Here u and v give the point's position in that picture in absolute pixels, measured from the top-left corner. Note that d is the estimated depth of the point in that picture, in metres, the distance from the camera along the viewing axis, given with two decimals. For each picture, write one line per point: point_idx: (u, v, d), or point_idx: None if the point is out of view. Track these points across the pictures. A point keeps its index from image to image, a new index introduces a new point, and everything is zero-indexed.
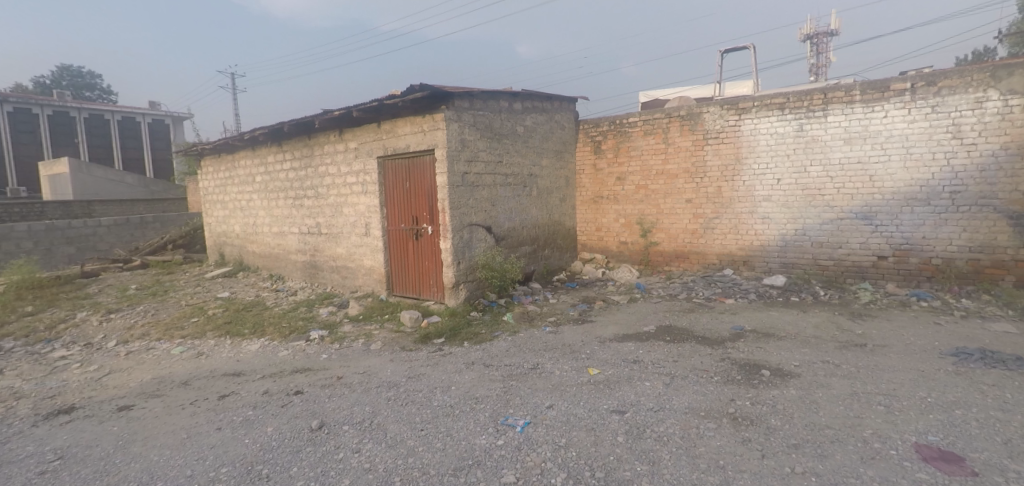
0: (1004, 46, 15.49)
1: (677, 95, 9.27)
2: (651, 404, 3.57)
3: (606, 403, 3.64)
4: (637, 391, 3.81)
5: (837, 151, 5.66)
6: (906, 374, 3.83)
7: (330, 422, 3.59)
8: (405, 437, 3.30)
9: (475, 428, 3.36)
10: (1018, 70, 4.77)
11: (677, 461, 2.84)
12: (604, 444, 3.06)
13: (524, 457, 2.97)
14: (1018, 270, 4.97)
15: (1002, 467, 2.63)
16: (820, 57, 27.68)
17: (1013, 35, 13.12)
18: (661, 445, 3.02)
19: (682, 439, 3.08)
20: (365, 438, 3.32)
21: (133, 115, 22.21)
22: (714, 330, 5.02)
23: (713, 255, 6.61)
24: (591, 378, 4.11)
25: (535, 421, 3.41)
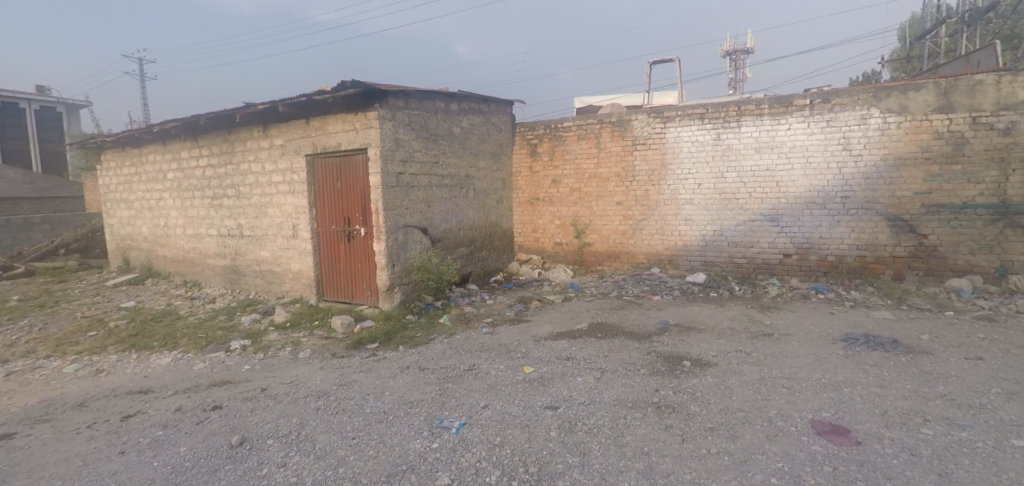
0: (890, 71, 17.98)
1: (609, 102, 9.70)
2: (583, 399, 3.70)
3: (539, 399, 3.72)
4: (570, 386, 3.94)
5: (749, 159, 6.21)
6: (806, 359, 4.29)
7: (253, 437, 3.36)
8: (335, 446, 3.16)
9: (409, 433, 3.30)
10: (894, 92, 5.52)
11: (607, 450, 2.98)
12: (537, 440, 3.14)
13: (459, 458, 2.96)
14: (895, 264, 5.73)
15: (879, 435, 3.02)
16: (738, 72, 30.39)
17: (899, 62, 15.27)
18: (591, 437, 3.15)
19: (611, 430, 3.23)
20: (291, 451, 3.14)
21: (17, 100, 19.26)
22: (643, 325, 5.32)
23: (641, 255, 6.98)
24: (527, 376, 4.19)
25: (471, 422, 3.41)
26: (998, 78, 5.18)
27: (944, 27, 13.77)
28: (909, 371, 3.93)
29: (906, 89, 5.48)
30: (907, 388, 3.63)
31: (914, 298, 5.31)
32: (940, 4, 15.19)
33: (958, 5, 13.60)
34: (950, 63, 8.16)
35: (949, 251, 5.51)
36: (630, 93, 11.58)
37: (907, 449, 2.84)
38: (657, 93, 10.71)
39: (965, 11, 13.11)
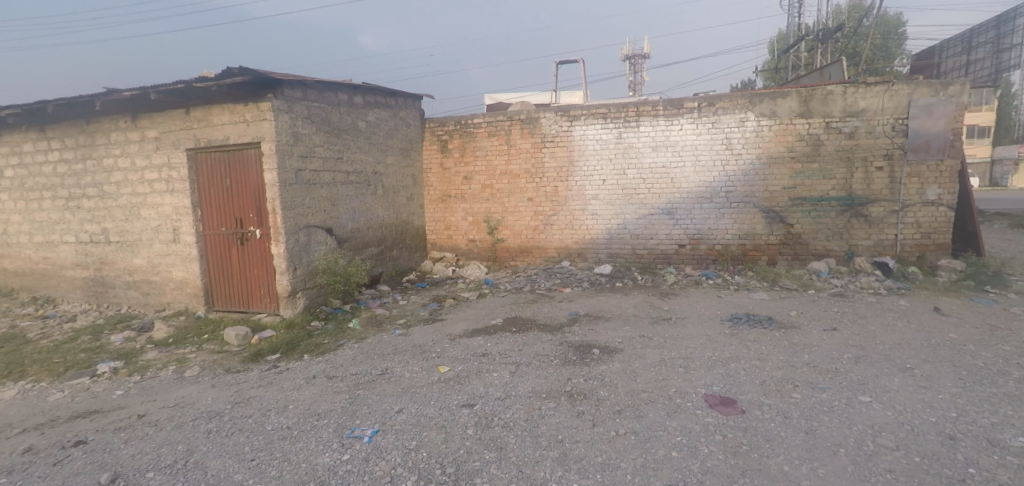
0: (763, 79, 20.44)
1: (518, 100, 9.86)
2: (499, 393, 3.72)
3: (455, 398, 3.68)
4: (486, 382, 3.95)
5: (647, 157, 6.66)
6: (699, 339, 4.71)
7: (128, 472, 2.92)
8: (231, 471, 2.85)
9: (317, 447, 3.07)
10: (765, 98, 6.24)
11: (523, 442, 3.02)
12: (454, 439, 3.08)
13: (373, 467, 2.82)
14: (769, 251, 6.50)
15: (758, 402, 3.40)
16: (635, 75, 32.74)
17: (770, 72, 17.40)
18: (508, 431, 3.16)
19: (527, 422, 3.28)
20: (177, 482, 2.78)
21: None
22: (555, 317, 5.48)
23: (552, 249, 7.20)
24: (443, 376, 4.12)
25: (385, 429, 3.26)
26: (844, 89, 6.07)
27: (802, 43, 15.93)
28: (782, 344, 4.48)
29: (775, 96, 6.23)
30: (781, 359, 4.13)
31: (785, 279, 6.06)
32: (799, 21, 17.46)
33: (812, 23, 15.73)
34: (809, 74, 9.41)
35: (811, 238, 6.38)
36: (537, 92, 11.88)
37: (781, 413, 3.23)
38: (563, 92, 11.10)
39: (818, 31, 15.27)
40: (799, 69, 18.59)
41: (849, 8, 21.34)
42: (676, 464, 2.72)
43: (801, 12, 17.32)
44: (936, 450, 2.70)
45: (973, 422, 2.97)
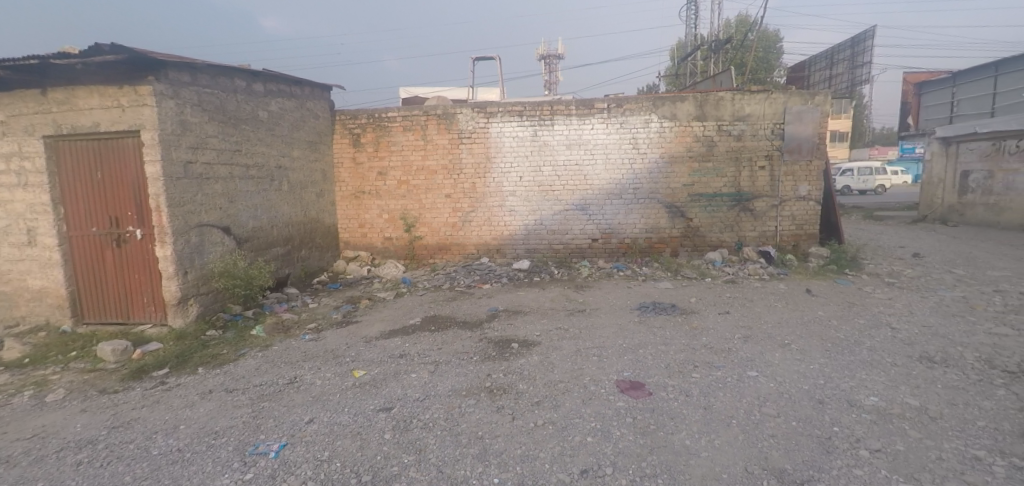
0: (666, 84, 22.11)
1: (434, 94, 9.69)
2: (418, 394, 3.46)
3: (371, 403, 3.35)
4: (404, 384, 3.63)
5: (561, 154, 6.88)
6: (611, 327, 4.89)
7: None
8: None
9: (214, 469, 2.70)
10: (667, 101, 6.71)
11: (442, 443, 2.85)
12: (371, 445, 2.85)
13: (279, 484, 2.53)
14: (671, 243, 7.02)
15: (665, 384, 3.57)
16: (549, 75, 33.88)
17: (671, 77, 18.86)
18: (428, 431, 2.97)
19: (447, 421, 3.09)
20: None
21: None
22: (474, 313, 5.40)
23: (471, 246, 7.19)
24: (357, 381, 3.74)
25: (293, 441, 2.93)
26: (732, 96, 6.72)
27: (698, 52, 17.42)
28: (685, 328, 4.84)
29: (675, 100, 6.72)
30: (684, 342, 4.43)
31: (686, 269, 6.58)
32: (695, 32, 19.00)
33: (706, 35, 17.21)
34: (705, 80, 10.25)
35: (707, 231, 6.98)
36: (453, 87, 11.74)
37: (683, 392, 3.42)
38: (479, 89, 11.08)
39: (711, 42, 16.80)
40: (695, 76, 20.22)
41: (735, 23, 23.62)
42: (591, 448, 2.75)
43: (696, 23, 18.85)
44: (809, 413, 3.07)
45: (836, 387, 3.42)
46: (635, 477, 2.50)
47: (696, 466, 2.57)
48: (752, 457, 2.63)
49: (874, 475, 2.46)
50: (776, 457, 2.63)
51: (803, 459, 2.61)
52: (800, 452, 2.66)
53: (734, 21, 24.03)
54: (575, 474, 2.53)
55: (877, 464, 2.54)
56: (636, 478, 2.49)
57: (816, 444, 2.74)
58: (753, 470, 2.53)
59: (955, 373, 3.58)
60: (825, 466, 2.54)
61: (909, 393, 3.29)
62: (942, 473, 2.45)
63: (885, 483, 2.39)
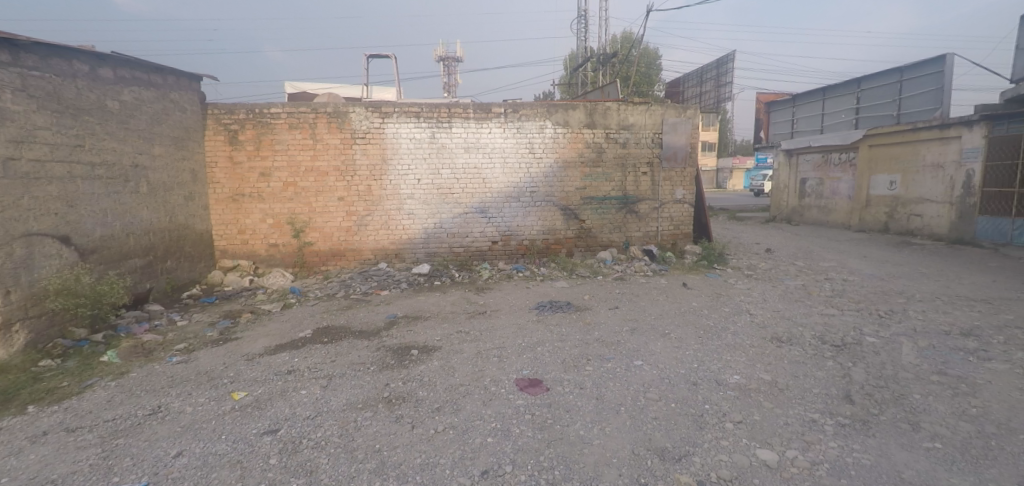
0: (561, 91, 23.12)
1: (324, 91, 9.14)
2: (308, 412, 3.20)
3: (254, 427, 3.04)
4: (292, 402, 3.34)
5: (460, 157, 6.86)
6: (510, 328, 4.94)
7: None
8: None
9: None
10: (559, 109, 7.01)
11: (335, 461, 2.66)
12: (253, 473, 2.57)
13: None
14: (567, 244, 7.32)
15: (562, 379, 3.68)
16: (447, 77, 33.81)
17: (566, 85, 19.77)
18: (319, 451, 2.76)
19: (341, 437, 2.89)
20: None
21: None
22: (371, 321, 5.14)
23: (367, 251, 6.87)
24: (236, 404, 3.37)
25: (157, 480, 2.55)
26: (618, 106, 7.18)
27: (589, 63, 18.46)
28: (579, 324, 5.05)
29: (567, 107, 7.04)
30: (578, 338, 4.62)
31: (580, 268, 6.89)
32: (585, 44, 20.08)
33: (595, 48, 18.32)
34: (594, 90, 10.85)
35: (599, 231, 7.38)
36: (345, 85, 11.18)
37: (578, 385, 3.57)
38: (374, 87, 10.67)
39: (600, 55, 17.90)
40: (586, 86, 21.38)
41: (620, 39, 25.38)
42: (491, 448, 2.75)
43: (587, 37, 19.91)
44: (686, 395, 3.36)
45: (708, 369, 3.79)
46: (533, 472, 2.54)
47: (589, 454, 2.68)
48: (639, 440, 2.81)
49: (738, 444, 2.75)
50: (658, 437, 2.84)
51: (681, 437, 2.84)
52: (679, 431, 2.90)
53: (620, 37, 25.83)
54: (475, 477, 2.51)
55: (740, 434, 2.85)
56: (535, 473, 2.53)
57: (692, 422, 3.00)
58: (640, 452, 2.70)
59: (798, 349, 4.15)
60: (700, 441, 2.79)
61: (764, 369, 3.75)
62: (790, 436, 2.81)
63: (748, 451, 2.69)
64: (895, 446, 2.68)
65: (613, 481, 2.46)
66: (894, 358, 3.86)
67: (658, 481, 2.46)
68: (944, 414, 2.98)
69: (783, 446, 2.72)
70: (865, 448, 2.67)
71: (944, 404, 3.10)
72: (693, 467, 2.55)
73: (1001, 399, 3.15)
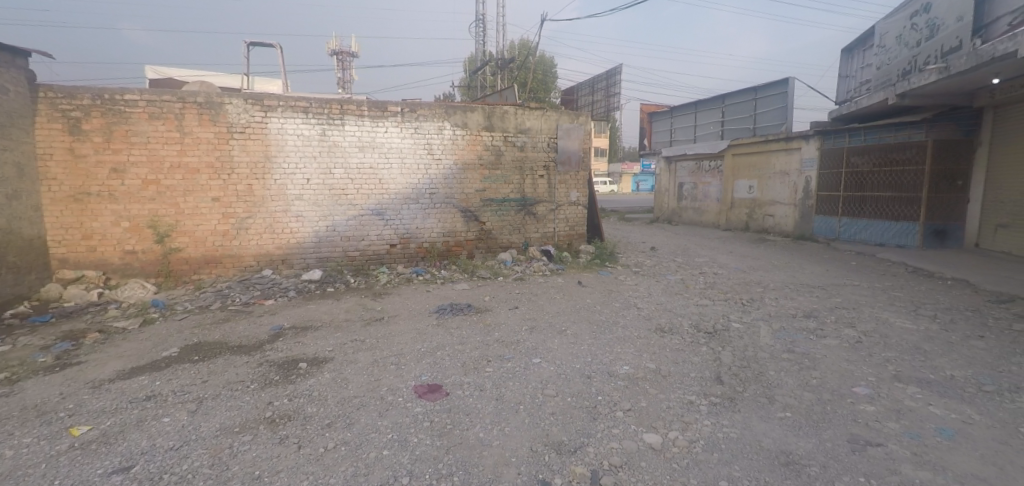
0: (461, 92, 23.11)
1: (195, 79, 8.20)
2: (171, 443, 2.82)
3: (100, 466, 2.61)
4: (152, 433, 2.93)
5: (354, 157, 6.54)
6: (409, 333, 4.80)
7: None
8: None
9: None
10: (457, 111, 6.98)
11: None
12: None
13: None
14: (467, 246, 7.30)
15: (461, 382, 3.64)
16: (342, 72, 32.27)
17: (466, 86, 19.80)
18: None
19: (212, 467, 2.59)
20: None
21: None
22: (252, 334, 4.68)
23: (248, 257, 6.28)
24: (77, 441, 2.87)
25: None
26: (515, 110, 7.33)
27: (488, 67, 18.65)
28: (479, 326, 5.05)
29: (466, 109, 7.04)
30: (478, 339, 4.62)
31: (481, 270, 6.91)
32: (484, 49, 20.28)
33: (494, 53, 18.58)
34: (492, 94, 10.97)
35: (499, 233, 7.46)
36: (221, 74, 10.15)
37: (477, 387, 3.55)
38: (255, 78, 9.80)
39: (498, 59, 18.17)
40: (486, 89, 21.57)
41: (518, 46, 26.00)
42: (386, 461, 2.63)
43: (485, 41, 20.12)
44: (580, 388, 3.49)
45: (600, 362, 3.98)
46: (430, 480, 2.47)
47: (488, 455, 2.68)
48: (537, 437, 2.86)
49: (627, 430, 2.92)
50: (555, 431, 2.91)
51: (576, 429, 2.94)
52: (574, 424, 3.00)
53: (518, 43, 26.45)
54: None
55: (629, 421, 3.03)
56: (432, 482, 2.46)
57: (585, 414, 3.12)
58: (538, 448, 2.75)
59: (678, 338, 4.53)
60: (593, 431, 2.91)
61: (649, 359, 4.03)
62: (671, 418, 3.04)
63: (635, 436, 2.85)
64: (755, 418, 3.01)
65: (512, 480, 2.48)
66: (754, 341, 4.37)
67: (554, 475, 2.51)
68: (792, 387, 3.41)
69: (665, 428, 2.93)
70: (732, 422, 2.97)
71: (792, 378, 3.57)
72: (588, 457, 2.66)
73: (834, 371, 3.70)
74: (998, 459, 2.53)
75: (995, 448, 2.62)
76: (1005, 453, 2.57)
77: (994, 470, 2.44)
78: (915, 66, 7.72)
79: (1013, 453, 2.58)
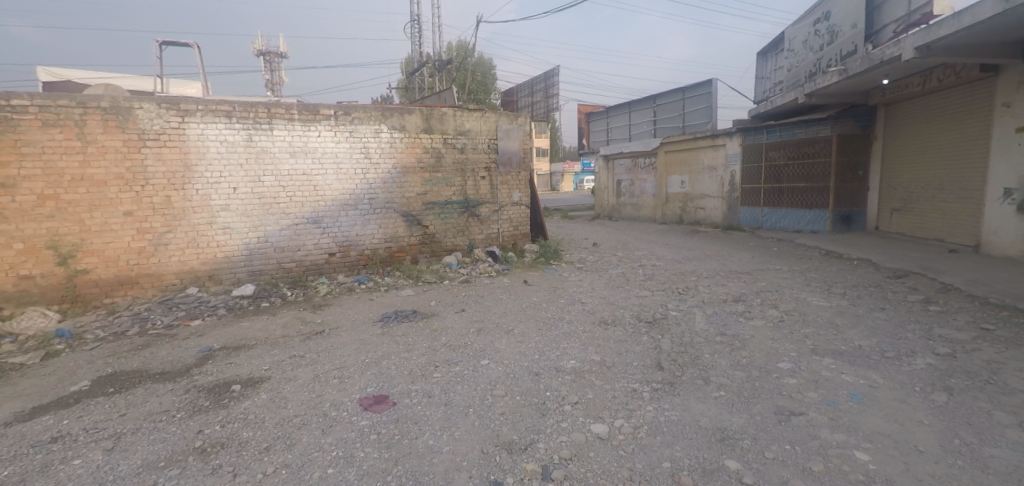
0: (400, 93, 22.66)
1: (102, 83, 7.52)
2: None
3: None
4: (61, 478, 2.65)
5: (285, 163, 6.25)
6: (352, 344, 4.64)
7: None
8: None
9: None
10: (394, 113, 6.83)
11: None
12: None
13: None
14: (411, 251, 7.16)
15: (408, 391, 3.56)
16: (272, 74, 30.86)
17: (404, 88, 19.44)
18: None
19: None
20: None
21: None
22: (178, 358, 4.36)
23: (170, 275, 5.83)
24: None
25: None
26: (454, 112, 7.27)
27: (426, 68, 18.42)
28: (426, 332, 4.95)
29: (403, 112, 6.90)
30: (425, 346, 4.54)
31: (426, 275, 6.80)
32: (421, 49, 20.01)
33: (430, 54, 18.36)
34: (430, 96, 10.83)
35: (442, 236, 7.37)
36: (132, 76, 9.36)
37: (426, 394, 3.48)
38: (172, 81, 9.12)
39: (435, 60, 17.98)
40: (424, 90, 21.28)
41: (455, 47, 25.86)
42: (331, 480, 2.52)
43: (421, 42, 19.87)
44: (529, 386, 3.51)
45: (548, 358, 4.02)
46: None
47: (439, 462, 2.63)
48: (488, 438, 2.85)
49: (575, 423, 2.96)
50: (505, 431, 2.91)
51: (527, 427, 2.95)
52: (524, 421, 3.01)
53: (456, 44, 26.32)
54: None
55: (577, 413, 3.08)
56: None
57: (535, 411, 3.14)
58: (489, 449, 2.74)
59: (620, 329, 4.66)
60: (544, 427, 2.94)
61: (594, 351, 4.12)
62: (617, 407, 3.12)
63: (583, 428, 2.90)
64: (694, 399, 3.15)
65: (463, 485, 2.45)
66: (691, 327, 4.57)
67: (506, 475, 2.51)
68: (725, 367, 3.60)
69: (612, 417, 3.00)
70: (673, 405, 3.09)
71: (726, 359, 3.77)
72: (539, 453, 2.67)
73: (761, 348, 3.94)
74: (900, 416, 2.79)
75: (897, 407, 2.89)
76: (905, 410, 2.84)
77: (896, 426, 2.69)
78: (819, 68, 8.39)
79: (912, 410, 2.85)
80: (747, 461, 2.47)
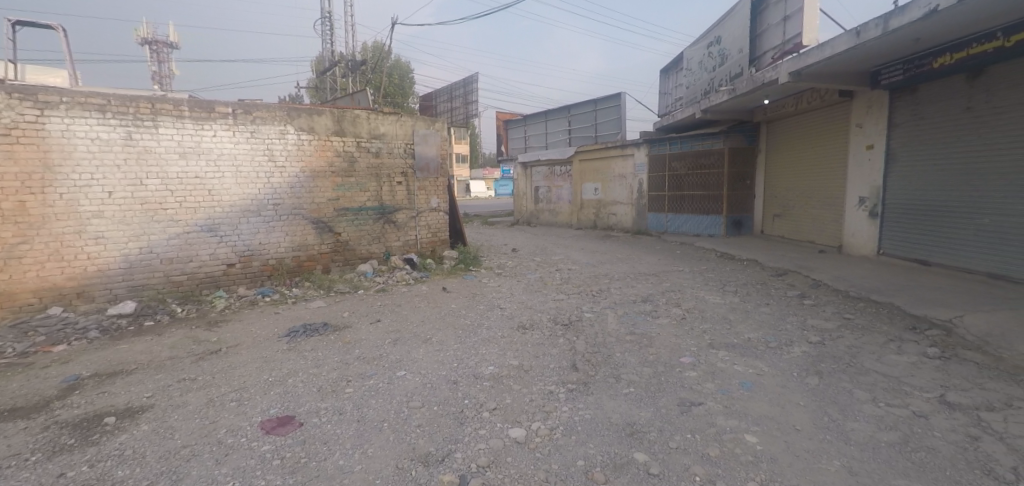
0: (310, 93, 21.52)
1: None
2: None
3: None
4: None
5: (174, 165, 5.66)
6: (255, 363, 4.28)
7: None
8: None
9: None
10: (301, 114, 6.45)
11: None
12: None
13: None
14: (322, 260, 6.78)
15: (317, 409, 3.34)
16: (161, 66, 28.02)
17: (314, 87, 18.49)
18: None
19: None
20: None
21: None
22: (35, 391, 3.76)
23: (25, 294, 5.02)
24: None
25: None
26: (368, 114, 7.02)
27: (338, 68, 17.66)
28: (338, 345, 4.69)
29: (311, 113, 6.54)
30: (337, 360, 4.30)
31: (338, 285, 6.48)
32: (333, 49, 19.17)
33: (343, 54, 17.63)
34: (343, 97, 10.37)
35: (356, 243, 7.07)
36: None
37: (337, 411, 3.29)
38: (29, 67, 7.90)
39: (349, 60, 17.30)
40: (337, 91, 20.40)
41: (370, 48, 25.09)
42: None
43: (333, 40, 19.05)
44: (446, 395, 3.45)
45: (466, 366, 3.98)
46: None
47: (351, 483, 2.49)
48: (403, 452, 2.74)
49: (493, 429, 2.94)
50: (422, 444, 2.82)
51: (444, 437, 2.89)
52: (441, 432, 2.94)
53: (371, 45, 25.55)
54: None
55: (495, 419, 3.06)
56: None
57: (452, 420, 3.09)
58: (404, 464, 2.64)
59: (538, 333, 4.73)
60: (461, 436, 2.89)
61: (511, 356, 4.14)
62: (534, 410, 3.15)
63: (501, 433, 2.89)
64: (606, 397, 3.27)
65: None
66: (603, 328, 4.75)
67: None
68: (634, 365, 3.77)
69: (529, 421, 3.02)
70: (587, 404, 3.18)
71: (635, 357, 3.95)
72: (456, 464, 2.62)
73: (666, 345, 4.18)
74: (781, 400, 3.08)
75: (779, 391, 3.19)
76: (786, 394, 3.15)
77: (778, 409, 2.96)
78: (712, 87, 9.15)
79: (791, 393, 3.16)
80: (654, 452, 2.60)
